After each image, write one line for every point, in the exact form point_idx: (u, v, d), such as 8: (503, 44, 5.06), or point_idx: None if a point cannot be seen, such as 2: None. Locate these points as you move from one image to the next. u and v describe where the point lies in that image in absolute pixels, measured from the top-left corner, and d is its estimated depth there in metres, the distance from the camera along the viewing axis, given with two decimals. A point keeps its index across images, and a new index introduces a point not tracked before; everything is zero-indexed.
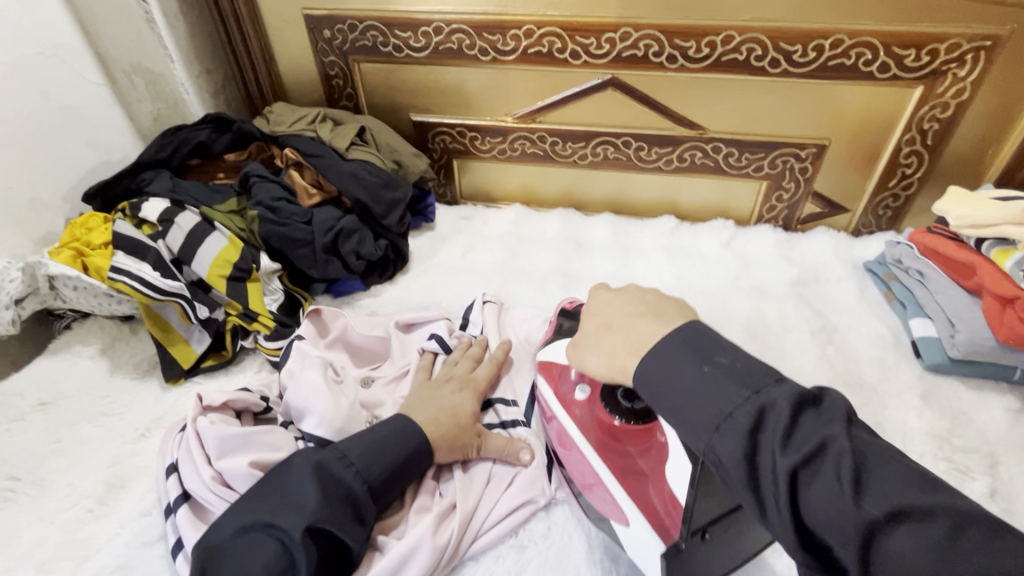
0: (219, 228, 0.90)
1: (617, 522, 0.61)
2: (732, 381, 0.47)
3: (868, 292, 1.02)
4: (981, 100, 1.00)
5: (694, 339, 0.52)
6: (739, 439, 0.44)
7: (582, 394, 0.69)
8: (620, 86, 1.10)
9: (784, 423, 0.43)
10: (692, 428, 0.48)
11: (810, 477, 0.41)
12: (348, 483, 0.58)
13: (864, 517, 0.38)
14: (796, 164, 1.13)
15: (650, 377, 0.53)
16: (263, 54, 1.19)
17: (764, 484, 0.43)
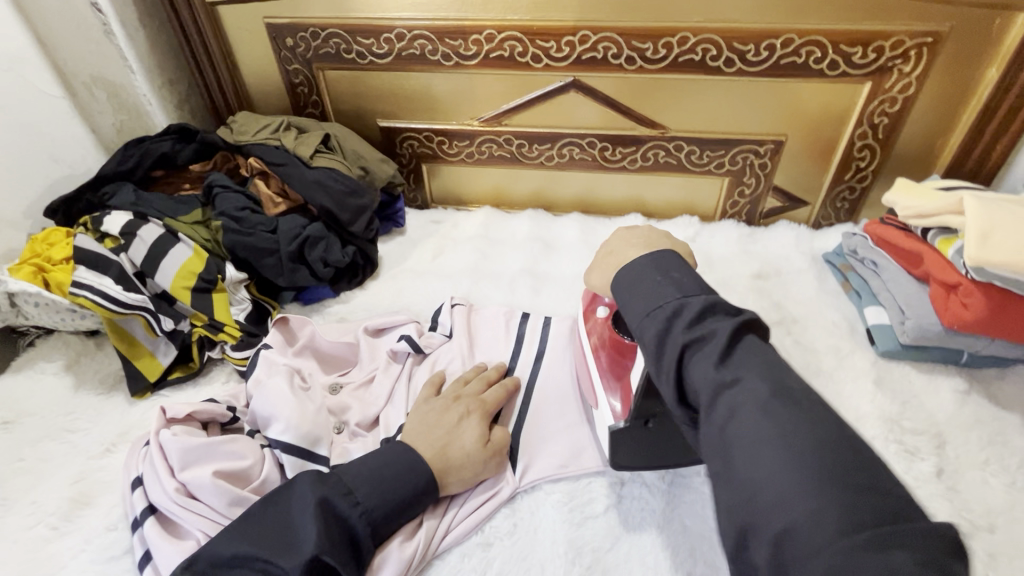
0: (184, 240, 0.91)
1: (592, 404, 0.74)
2: (672, 288, 0.54)
3: (826, 283, 1.06)
4: (926, 95, 1.04)
5: (663, 260, 0.57)
6: (658, 323, 0.52)
7: (603, 312, 0.77)
8: (582, 87, 1.12)
9: (698, 323, 0.50)
10: (630, 316, 0.56)
11: (696, 356, 0.49)
12: (352, 522, 0.58)
13: (716, 383, 0.47)
14: (755, 160, 1.17)
15: (622, 284, 0.58)
16: (227, 63, 1.19)
17: (667, 366, 0.50)
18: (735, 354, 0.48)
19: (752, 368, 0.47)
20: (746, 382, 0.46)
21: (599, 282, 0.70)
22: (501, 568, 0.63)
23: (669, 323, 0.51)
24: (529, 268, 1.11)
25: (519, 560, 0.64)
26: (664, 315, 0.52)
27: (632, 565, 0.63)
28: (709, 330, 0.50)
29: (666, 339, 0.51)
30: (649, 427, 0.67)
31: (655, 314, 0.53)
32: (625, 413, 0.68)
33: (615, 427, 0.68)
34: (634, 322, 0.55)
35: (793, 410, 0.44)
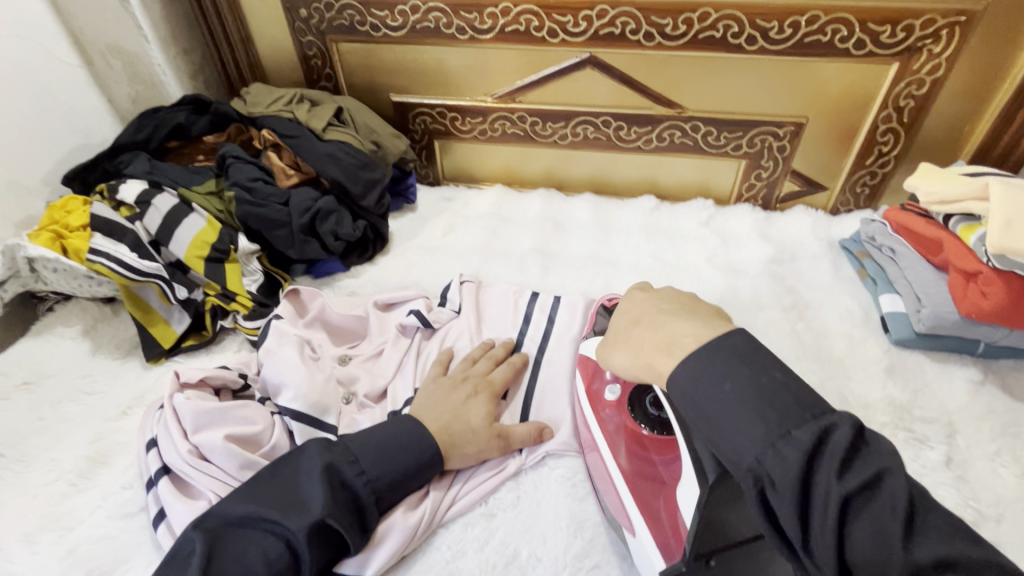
0: (197, 210, 0.92)
1: (625, 531, 0.62)
2: (754, 408, 0.46)
3: (842, 269, 1.04)
4: (955, 77, 1.01)
5: (748, 355, 0.50)
6: (798, 463, 0.42)
7: (611, 396, 0.70)
8: (598, 64, 1.09)
9: (840, 445, 0.43)
10: (741, 444, 0.46)
11: (849, 495, 0.41)
12: (355, 487, 0.60)
13: (914, 562, 0.40)
14: (774, 142, 1.14)
15: (680, 381, 0.51)
16: (241, 34, 1.18)
17: (817, 507, 0.42)
18: (885, 487, 0.42)
19: (902, 485, 0.42)
20: (890, 499, 0.41)
21: (626, 362, 0.60)
22: (504, 539, 0.64)
23: (809, 452, 0.43)
24: (539, 248, 1.10)
25: (522, 531, 0.65)
26: (804, 443, 0.43)
27: None
28: (849, 449, 0.43)
29: (803, 457, 0.43)
30: (710, 566, 0.55)
31: (780, 443, 0.44)
32: (677, 549, 0.56)
33: (670, 569, 0.55)
34: (745, 456, 0.45)
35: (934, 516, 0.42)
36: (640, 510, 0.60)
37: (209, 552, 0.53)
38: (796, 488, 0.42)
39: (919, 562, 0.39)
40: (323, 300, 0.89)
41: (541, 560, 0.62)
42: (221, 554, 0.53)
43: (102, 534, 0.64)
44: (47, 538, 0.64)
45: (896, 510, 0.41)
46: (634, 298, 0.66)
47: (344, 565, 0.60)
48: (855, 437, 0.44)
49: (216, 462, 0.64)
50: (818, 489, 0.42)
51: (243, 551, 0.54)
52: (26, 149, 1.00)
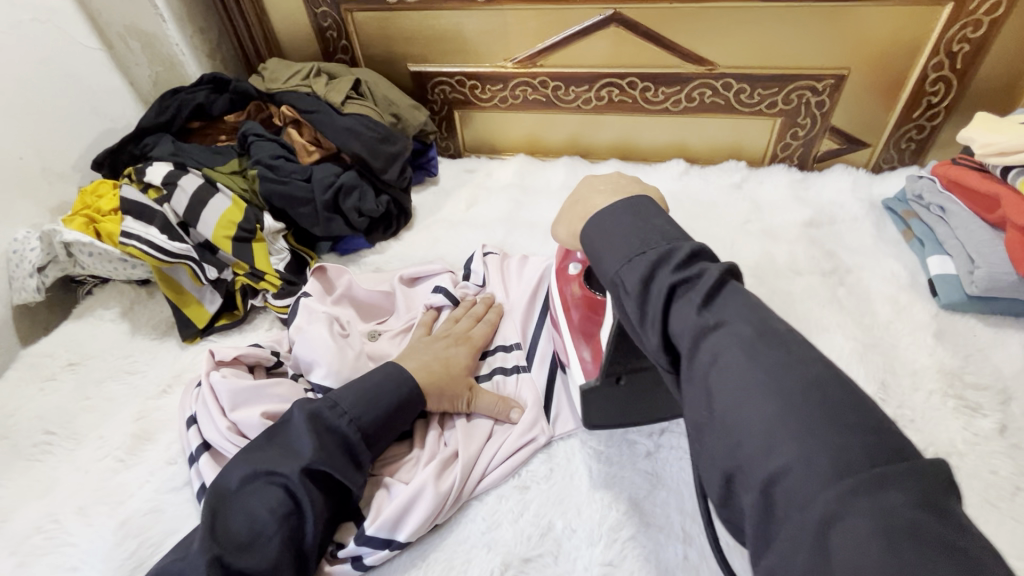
0: (222, 190, 0.92)
1: (568, 373, 0.72)
2: (639, 234, 0.48)
3: (885, 230, 0.99)
4: (1016, 18, 0.92)
5: (638, 207, 0.51)
6: (644, 267, 0.45)
7: (575, 270, 0.76)
8: (623, 21, 1.04)
9: (702, 276, 0.43)
10: (609, 258, 0.49)
11: (682, 301, 0.43)
12: (343, 431, 0.60)
13: (710, 336, 0.41)
14: (812, 97, 1.07)
15: (589, 235, 0.53)
16: (256, 11, 1.17)
17: (652, 308, 0.44)
18: (733, 313, 0.42)
19: (751, 325, 0.41)
20: (749, 345, 0.40)
21: (565, 234, 0.64)
22: (539, 510, 0.64)
23: (653, 268, 0.45)
24: None
25: (556, 503, 0.64)
26: (649, 256, 0.46)
27: (669, 510, 0.63)
28: (700, 270, 0.44)
29: (658, 275, 0.44)
30: (621, 384, 0.63)
31: (637, 259, 0.46)
32: (595, 371, 0.65)
33: (585, 383, 0.64)
34: (609, 270, 0.48)
35: (661, 221, 0.50)
36: (581, 349, 0.69)
37: (214, 510, 0.55)
38: (639, 287, 0.45)
39: (620, 221, 0.50)
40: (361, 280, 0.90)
41: (575, 531, 0.62)
42: (225, 511, 0.55)
43: (152, 507, 0.67)
44: (101, 511, 0.67)
45: (729, 313, 0.42)
46: (585, 182, 0.66)
47: (373, 526, 0.59)
48: (726, 273, 0.45)
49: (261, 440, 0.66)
50: (654, 295, 0.44)
51: (246, 505, 0.55)
52: (56, 135, 1.01)
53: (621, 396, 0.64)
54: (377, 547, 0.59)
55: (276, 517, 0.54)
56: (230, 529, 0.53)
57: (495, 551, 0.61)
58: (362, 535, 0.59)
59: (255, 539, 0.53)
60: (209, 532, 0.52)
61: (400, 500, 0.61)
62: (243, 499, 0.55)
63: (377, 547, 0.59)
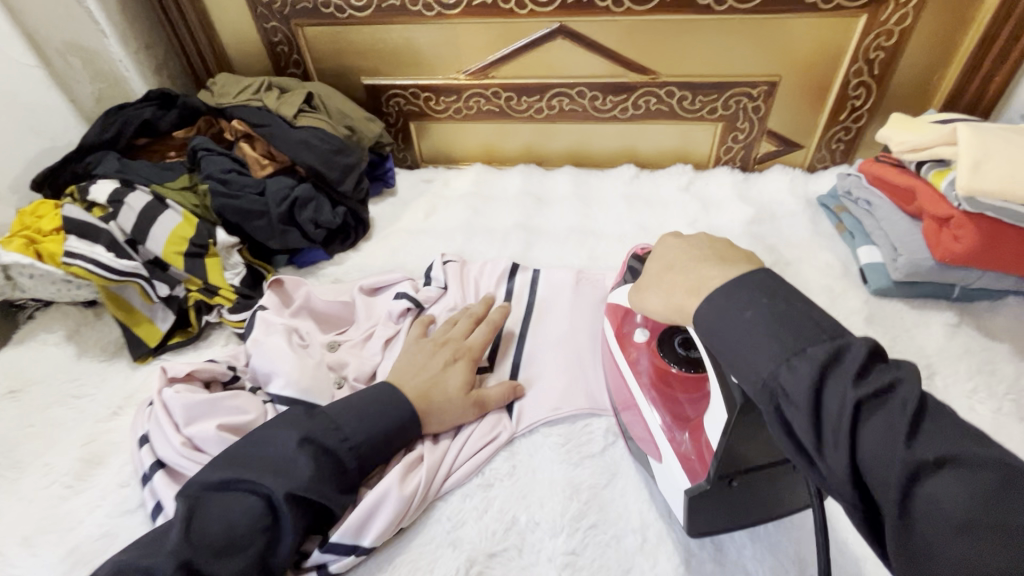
0: (172, 206, 0.91)
1: (652, 458, 0.64)
2: (782, 323, 0.44)
3: (820, 225, 1.05)
4: (922, 27, 1.01)
5: (768, 287, 0.47)
6: (810, 372, 0.41)
7: (642, 337, 0.70)
8: (569, 34, 1.08)
9: (855, 365, 0.41)
10: (753, 362, 0.44)
11: (872, 418, 0.39)
12: (338, 456, 0.59)
13: (915, 458, 0.37)
14: (749, 103, 1.14)
15: (705, 319, 0.49)
16: (203, 26, 1.16)
17: (829, 420, 0.40)
18: (922, 424, 0.38)
19: (949, 437, 0.38)
20: (956, 464, 0.37)
21: (659, 305, 0.58)
22: (503, 506, 0.65)
23: (823, 377, 0.41)
24: (521, 223, 1.10)
25: (519, 498, 0.66)
26: (817, 362, 0.41)
27: (627, 499, 0.65)
28: (882, 380, 0.40)
29: (817, 372, 0.41)
30: (733, 487, 0.56)
31: (797, 361, 0.42)
32: (703, 472, 0.57)
33: (694, 488, 0.57)
34: (756, 374, 0.44)
35: (797, 304, 0.45)
36: (679, 438, 0.61)
37: (193, 508, 0.53)
38: (811, 401, 0.40)
39: (751, 318, 0.45)
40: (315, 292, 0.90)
41: (538, 524, 0.63)
42: (203, 512, 0.53)
43: (103, 532, 0.64)
44: (47, 541, 0.64)
45: (908, 417, 0.38)
46: (666, 242, 0.62)
47: (336, 532, 0.59)
48: (877, 357, 0.42)
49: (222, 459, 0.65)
50: (832, 407, 0.40)
51: (226, 512, 0.54)
52: None
53: (733, 499, 0.57)
54: (341, 554, 0.59)
55: (254, 531, 0.54)
56: (205, 530, 0.52)
57: (460, 548, 0.61)
58: (327, 543, 0.59)
59: (231, 544, 0.52)
60: (183, 535, 0.51)
61: (362, 505, 0.60)
62: (226, 502, 0.55)
63: (340, 554, 0.59)
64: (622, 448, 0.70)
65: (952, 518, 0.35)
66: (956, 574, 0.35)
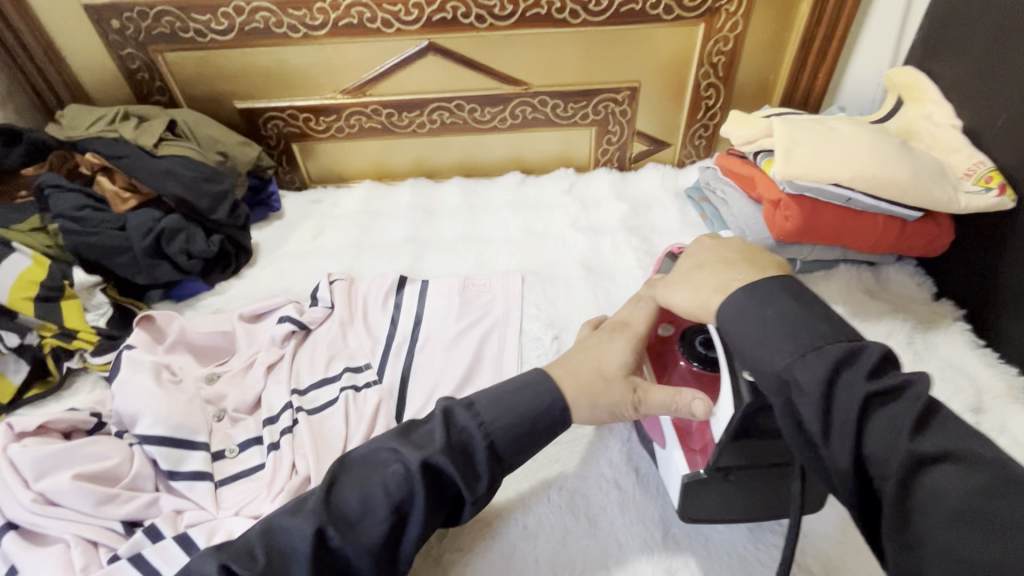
0: (19, 248, 0.84)
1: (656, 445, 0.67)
2: (825, 324, 0.49)
3: (687, 215, 1.15)
4: (751, 33, 1.14)
5: (793, 287, 0.53)
6: (824, 366, 0.46)
7: (665, 332, 0.74)
8: (439, 50, 1.12)
9: (872, 364, 0.45)
10: (769, 353, 0.49)
11: (880, 413, 0.43)
12: (471, 433, 0.55)
13: (916, 450, 0.41)
14: (616, 107, 1.23)
15: (727, 323, 0.54)
16: (50, 55, 1.09)
17: (837, 412, 0.44)
18: (927, 424, 0.43)
19: (955, 437, 0.42)
20: (958, 459, 0.41)
21: (685, 302, 0.60)
22: None
23: (838, 369, 0.45)
24: (411, 236, 1.12)
25: None
26: (833, 356, 0.46)
27: (509, 490, 0.69)
28: (893, 380, 0.44)
29: (831, 365, 0.45)
30: (729, 480, 0.59)
31: (813, 356, 0.47)
32: (703, 461, 0.60)
33: (690, 474, 0.60)
34: (772, 365, 0.49)
35: (822, 308, 0.51)
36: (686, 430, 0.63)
37: (337, 476, 0.54)
38: (821, 387, 0.45)
39: (778, 307, 0.51)
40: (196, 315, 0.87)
41: None
42: (342, 481, 0.53)
43: None
44: None
45: (917, 416, 0.43)
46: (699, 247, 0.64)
47: None
48: (890, 362, 0.46)
49: (85, 511, 0.62)
50: (842, 400, 0.44)
51: (363, 483, 0.52)
52: None
53: (729, 492, 0.60)
54: None
55: (388, 494, 0.52)
56: (342, 502, 0.52)
57: None
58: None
59: (364, 515, 0.51)
60: (324, 499, 0.51)
61: None
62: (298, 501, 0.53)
63: None
64: None
65: None
66: (953, 558, 0.38)
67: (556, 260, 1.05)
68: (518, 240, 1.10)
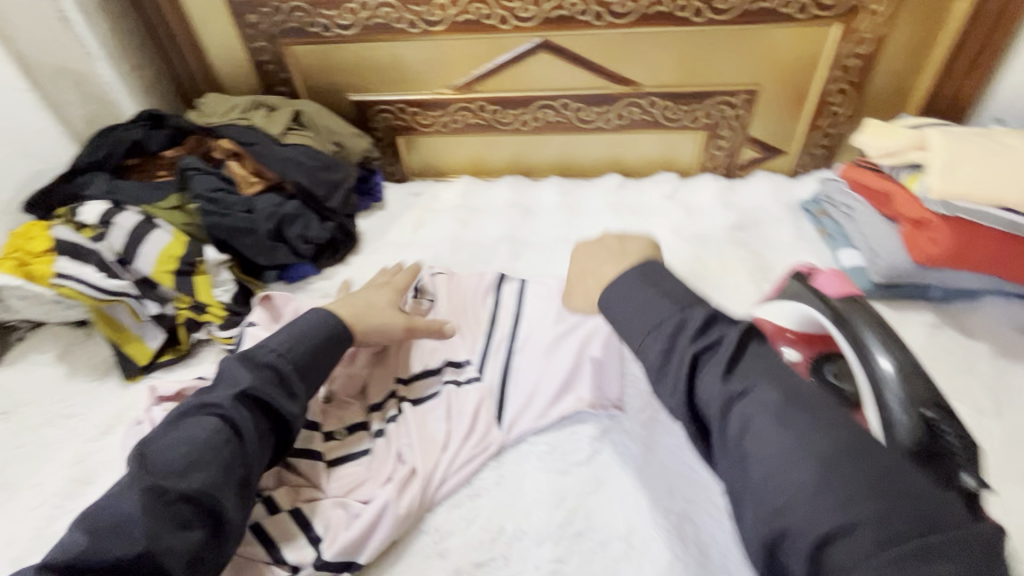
0: (162, 225, 0.92)
1: None
2: (666, 300, 0.57)
3: (803, 229, 1.07)
4: (894, 35, 1.03)
5: (650, 273, 0.61)
6: (664, 338, 0.55)
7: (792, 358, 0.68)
8: (552, 48, 1.10)
9: (699, 326, 0.54)
10: (632, 333, 0.58)
11: (707, 368, 0.52)
12: (271, 367, 0.64)
13: (726, 392, 0.50)
14: (730, 111, 1.16)
15: (608, 301, 0.62)
16: (193, 47, 1.18)
17: (674, 371, 0.53)
18: (741, 363, 0.51)
19: (757, 374, 0.51)
20: (755, 394, 0.49)
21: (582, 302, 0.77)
22: (490, 515, 0.66)
23: (674, 338, 0.54)
24: (508, 234, 1.12)
25: (507, 507, 0.66)
26: (668, 328, 0.55)
27: (613, 507, 0.66)
28: (716, 337, 0.53)
29: (691, 343, 0.53)
30: None
31: (658, 330, 0.56)
32: None
33: None
34: (634, 338, 0.58)
35: (671, 281, 0.60)
36: None
37: (237, 428, 0.59)
38: (664, 354, 0.54)
39: (633, 291, 0.60)
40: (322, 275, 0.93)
41: (525, 534, 0.64)
42: (160, 445, 0.57)
43: None
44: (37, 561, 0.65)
45: (729, 360, 0.52)
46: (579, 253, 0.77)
47: (330, 552, 0.60)
48: (717, 320, 0.55)
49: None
50: (704, 378, 0.52)
51: (188, 435, 0.58)
52: None
53: None
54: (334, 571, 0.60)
55: (215, 439, 0.58)
56: (164, 461, 0.56)
57: (449, 558, 0.63)
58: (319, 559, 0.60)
59: (122, 525, 0.52)
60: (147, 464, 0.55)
61: (362, 522, 0.61)
62: (195, 457, 0.56)
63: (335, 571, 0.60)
64: (610, 457, 0.71)
65: (872, 538, 0.40)
66: (777, 495, 0.44)
67: None
68: None
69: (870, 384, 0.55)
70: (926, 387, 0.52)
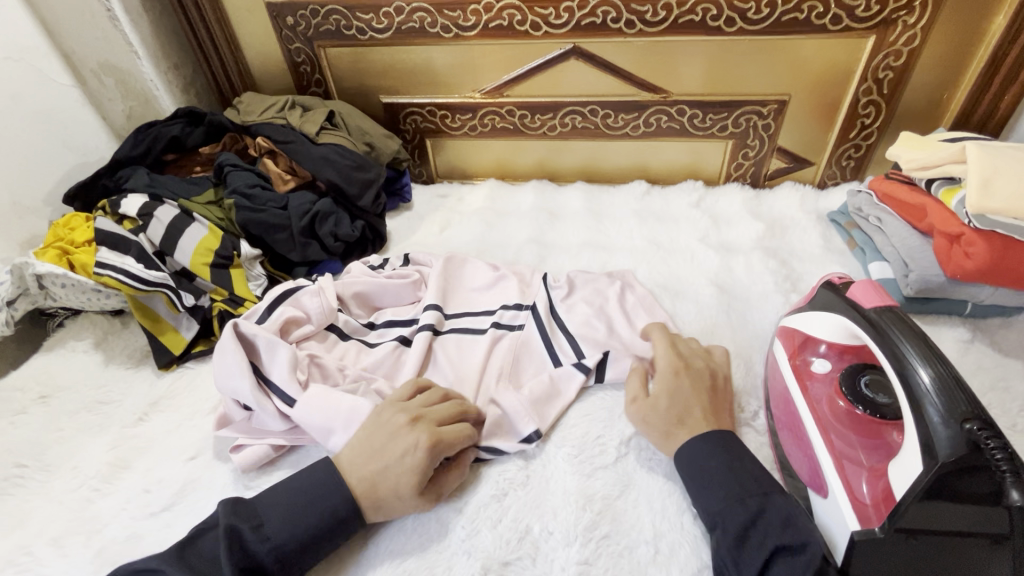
0: (198, 219, 0.94)
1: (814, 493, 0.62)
2: (746, 478, 0.60)
3: (831, 241, 1.06)
4: (930, 48, 1.02)
5: (730, 446, 0.63)
6: (745, 518, 0.56)
7: (821, 369, 0.70)
8: (583, 54, 1.11)
9: (784, 518, 0.56)
10: (709, 499, 0.60)
11: (787, 563, 0.53)
12: None
13: None
14: (759, 121, 1.16)
15: (684, 460, 0.64)
16: (231, 47, 1.21)
17: (755, 554, 0.55)
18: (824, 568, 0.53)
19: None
20: None
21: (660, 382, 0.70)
22: (516, 515, 0.66)
23: (755, 521, 0.56)
24: (534, 238, 1.12)
25: (533, 508, 0.67)
26: (751, 509, 0.57)
27: (641, 510, 0.66)
28: (802, 535, 0.54)
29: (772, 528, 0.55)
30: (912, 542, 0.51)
31: (737, 505, 0.58)
32: (879, 517, 0.54)
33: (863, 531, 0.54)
34: (708, 511, 0.59)
35: (750, 461, 0.62)
36: (853, 480, 0.59)
37: None
38: (740, 535, 0.56)
39: (713, 459, 0.62)
40: (425, 270, 0.95)
41: (551, 534, 0.64)
42: None
43: (128, 535, 0.67)
44: (75, 542, 0.67)
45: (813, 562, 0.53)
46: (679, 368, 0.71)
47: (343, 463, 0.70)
48: (796, 515, 0.56)
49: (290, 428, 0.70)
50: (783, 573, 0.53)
51: None
52: (24, 169, 1.02)
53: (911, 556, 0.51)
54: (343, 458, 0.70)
55: None
56: None
57: (475, 557, 0.62)
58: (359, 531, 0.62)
59: None
60: None
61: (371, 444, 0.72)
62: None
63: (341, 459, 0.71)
64: (635, 461, 0.71)
65: None
66: None
67: (685, 276, 1.00)
68: (644, 251, 1.07)
69: (908, 397, 0.53)
70: (966, 398, 0.51)
